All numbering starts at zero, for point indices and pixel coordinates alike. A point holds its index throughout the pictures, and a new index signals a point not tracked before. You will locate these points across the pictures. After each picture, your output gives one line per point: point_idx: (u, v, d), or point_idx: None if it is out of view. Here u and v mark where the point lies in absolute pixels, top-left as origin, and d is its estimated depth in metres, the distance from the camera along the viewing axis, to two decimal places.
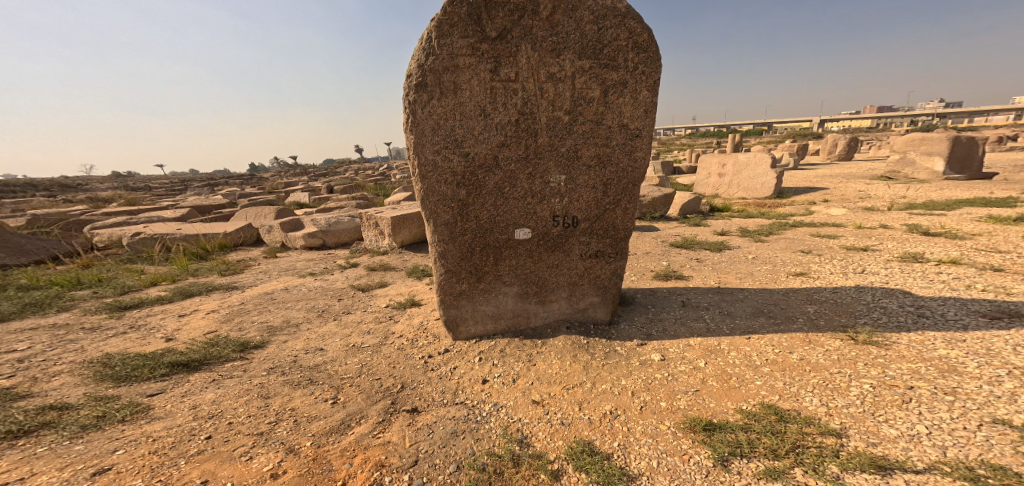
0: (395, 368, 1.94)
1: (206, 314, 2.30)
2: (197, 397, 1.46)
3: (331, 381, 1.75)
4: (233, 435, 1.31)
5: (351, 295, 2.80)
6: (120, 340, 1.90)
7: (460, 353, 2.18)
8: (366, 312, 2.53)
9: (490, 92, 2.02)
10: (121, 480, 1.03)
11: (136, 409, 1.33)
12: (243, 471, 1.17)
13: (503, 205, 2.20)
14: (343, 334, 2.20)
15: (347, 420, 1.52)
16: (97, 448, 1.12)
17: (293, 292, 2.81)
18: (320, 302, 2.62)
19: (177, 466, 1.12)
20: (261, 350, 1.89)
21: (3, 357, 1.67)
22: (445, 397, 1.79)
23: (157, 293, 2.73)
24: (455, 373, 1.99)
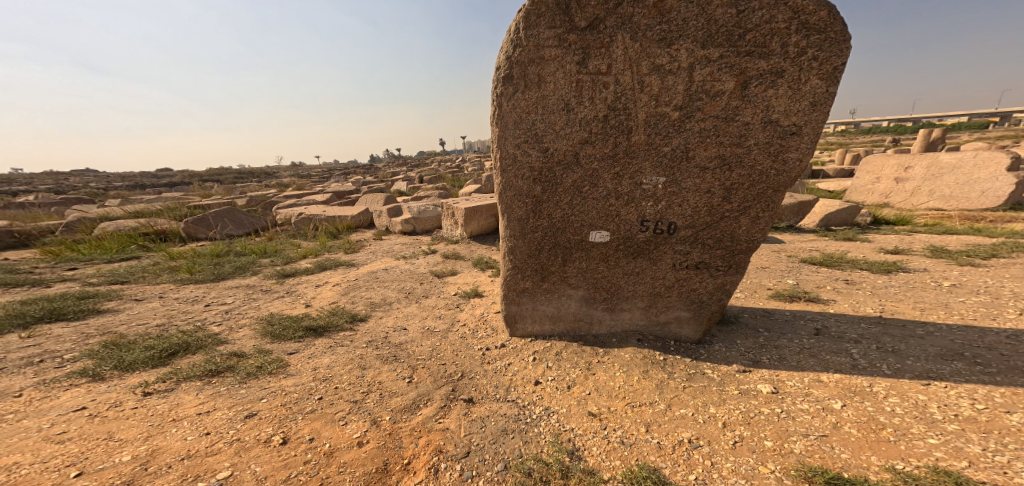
0: (461, 358, 2.12)
1: (334, 286, 2.97)
2: (317, 360, 1.96)
3: (408, 361, 2.02)
4: (336, 399, 1.70)
5: (430, 280, 3.19)
6: (280, 302, 2.64)
7: (520, 351, 2.23)
8: (440, 297, 2.87)
9: (576, 86, 1.84)
10: (261, 424, 1.51)
11: (279, 364, 1.90)
12: (338, 434, 1.52)
13: (581, 206, 2.05)
14: (421, 316, 2.55)
15: (419, 401, 1.75)
16: (252, 393, 1.68)
17: (392, 273, 3.36)
18: (408, 283, 3.09)
19: (296, 421, 1.55)
20: (365, 322, 2.40)
21: (220, 307, 2.56)
22: (501, 394, 1.87)
23: (306, 264, 3.62)
24: (514, 370, 2.06)
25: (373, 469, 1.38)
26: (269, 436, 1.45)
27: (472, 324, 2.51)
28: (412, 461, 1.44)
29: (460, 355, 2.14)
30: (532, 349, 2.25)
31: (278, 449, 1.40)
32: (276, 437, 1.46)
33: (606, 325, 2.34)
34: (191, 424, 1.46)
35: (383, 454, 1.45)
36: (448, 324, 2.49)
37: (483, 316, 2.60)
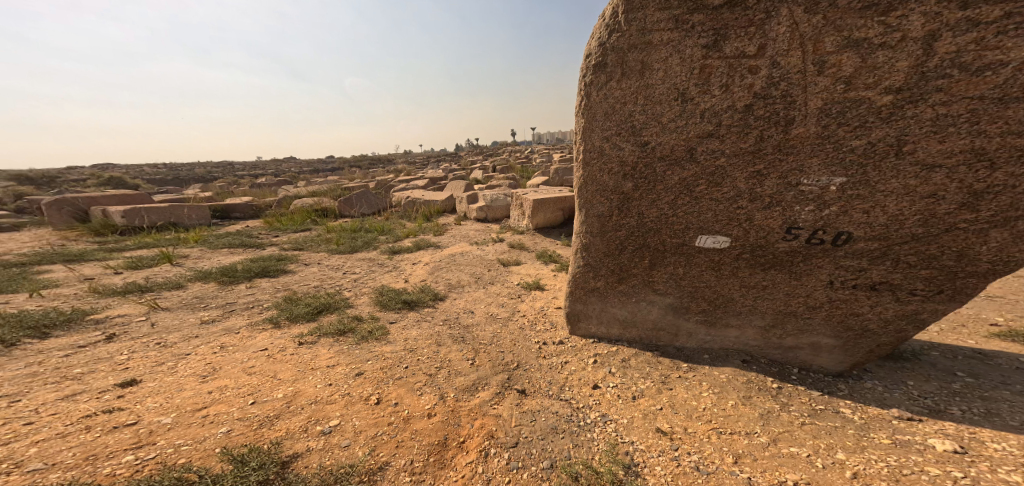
0: (518, 349, 2.44)
1: (425, 266, 4.03)
2: (407, 332, 2.51)
3: (472, 344, 2.43)
4: (417, 372, 2.05)
5: (494, 272, 4.01)
6: (390, 277, 3.66)
7: (578, 353, 2.35)
8: (501, 287, 3.58)
9: (700, 72, 1.75)
10: (364, 384, 1.94)
11: (382, 331, 2.47)
12: (415, 403, 1.81)
13: (691, 207, 1.96)
14: (486, 305, 3.11)
15: (478, 383, 2.02)
16: (362, 356, 2.20)
17: (466, 258, 4.44)
18: (477, 271, 3.96)
19: (387, 387, 1.93)
20: (443, 302, 3.08)
21: (354, 278, 3.63)
22: (552, 392, 2.00)
23: (411, 243, 5.05)
24: (574, 374, 2.14)
25: (436, 441, 1.60)
26: (369, 395, 1.85)
27: (529, 316, 2.92)
28: (466, 440, 1.61)
29: (518, 345, 2.47)
30: (592, 351, 2.35)
31: (372, 407, 1.78)
32: (372, 398, 1.83)
33: (691, 339, 2.27)
34: (319, 376, 1.98)
35: (443, 428, 1.66)
36: (506, 312, 3.02)
37: (536, 310, 3.05)
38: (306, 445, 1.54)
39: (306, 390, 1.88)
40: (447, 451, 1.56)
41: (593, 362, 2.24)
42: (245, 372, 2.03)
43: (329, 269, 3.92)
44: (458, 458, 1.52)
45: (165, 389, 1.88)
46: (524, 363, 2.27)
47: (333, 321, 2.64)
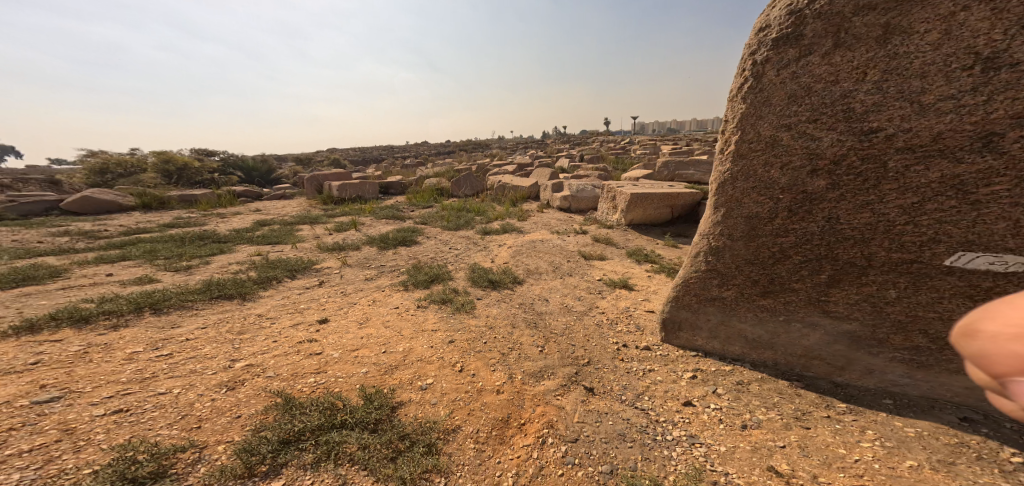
0: (596, 346, 2.52)
1: (505, 248, 4.72)
2: (488, 309, 2.86)
3: (544, 332, 2.56)
4: (491, 350, 2.23)
5: (574, 263, 4.37)
6: (479, 256, 4.41)
7: (673, 363, 2.32)
8: (579, 280, 3.87)
9: (1003, 40, 1.43)
10: (446, 354, 2.19)
11: (467, 305, 2.86)
12: (486, 378, 1.95)
13: (950, 213, 1.63)
14: (564, 294, 3.36)
15: (545, 370, 2.08)
16: (451, 327, 2.54)
17: (545, 245, 4.97)
18: (556, 260, 4.40)
19: (465, 359, 2.13)
20: (521, 284, 3.50)
21: (454, 258, 4.36)
22: (628, 398, 1.98)
23: (495, 225, 5.98)
24: (664, 386, 2.10)
25: (499, 417, 1.67)
26: (454, 362, 2.09)
27: (610, 315, 3.03)
28: (527, 423, 1.65)
29: (596, 342, 2.59)
30: (696, 366, 2.28)
31: (456, 374, 1.99)
32: (458, 365, 2.07)
33: (874, 377, 1.94)
34: (426, 339, 2.40)
35: (508, 407, 1.73)
36: (585, 306, 3.18)
37: (622, 309, 3.13)
38: (408, 395, 1.85)
39: (416, 348, 2.30)
40: (508, 429, 1.61)
41: (684, 374, 2.20)
42: (383, 326, 2.68)
43: (440, 243, 5.07)
44: (517, 439, 1.56)
45: (340, 330, 2.70)
46: (596, 361, 2.33)
47: (437, 290, 3.24)
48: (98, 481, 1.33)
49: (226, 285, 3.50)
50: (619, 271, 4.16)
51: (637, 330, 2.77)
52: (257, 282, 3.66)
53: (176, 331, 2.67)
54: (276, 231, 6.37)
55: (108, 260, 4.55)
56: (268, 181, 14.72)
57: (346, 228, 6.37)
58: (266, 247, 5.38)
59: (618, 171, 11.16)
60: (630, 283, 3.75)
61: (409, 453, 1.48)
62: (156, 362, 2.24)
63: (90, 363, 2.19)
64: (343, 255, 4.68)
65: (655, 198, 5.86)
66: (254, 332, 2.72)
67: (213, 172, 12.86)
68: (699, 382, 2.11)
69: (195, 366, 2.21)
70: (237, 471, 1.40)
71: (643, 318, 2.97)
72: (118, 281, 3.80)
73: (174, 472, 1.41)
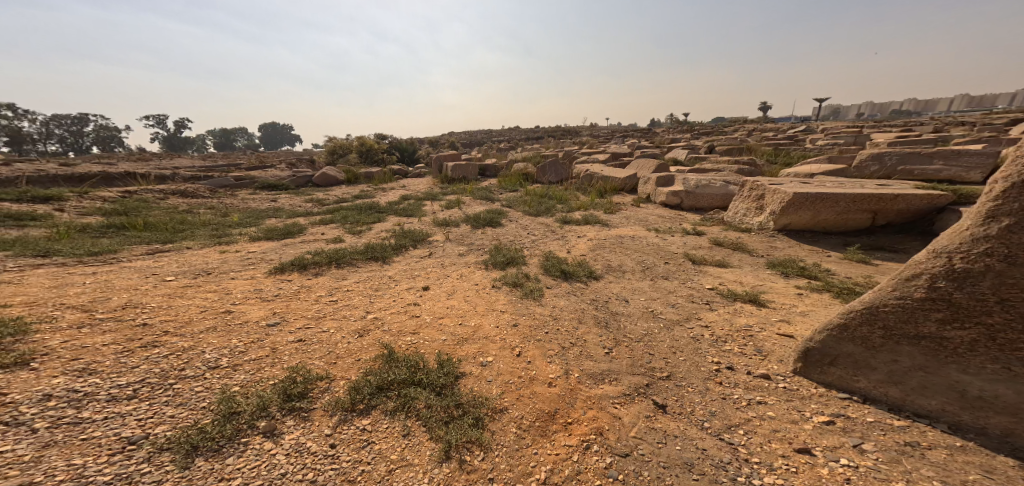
0: (687, 361, 2.31)
1: (584, 242, 4.85)
2: (556, 299, 2.96)
3: (615, 334, 2.49)
4: (553, 342, 2.26)
5: (672, 267, 4.07)
6: (559, 248, 4.63)
7: (801, 402, 1.94)
8: (675, 285, 3.57)
9: None
10: (509, 337, 2.31)
11: (536, 292, 3.02)
12: (542, 369, 1.98)
13: None
14: (652, 300, 3.20)
15: (606, 373, 2.00)
16: (519, 310, 2.69)
17: (635, 243, 4.86)
18: (649, 261, 4.20)
19: (525, 344, 2.21)
20: (597, 281, 3.54)
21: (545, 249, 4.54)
22: (711, 426, 1.69)
23: (578, 217, 6.28)
24: (776, 424, 1.74)
25: (545, 409, 1.67)
26: (514, 346, 2.19)
27: (717, 332, 2.72)
28: (573, 423, 1.60)
29: (691, 357, 2.37)
30: (839, 411, 1.86)
31: (513, 358, 2.08)
32: (516, 350, 2.15)
33: None
34: (495, 318, 2.58)
35: (557, 403, 1.72)
36: (679, 316, 2.96)
37: (737, 327, 2.78)
38: (471, 368, 1.98)
39: (484, 325, 2.48)
40: (551, 425, 1.59)
41: (810, 417, 1.81)
42: (464, 299, 2.98)
43: (521, 228, 5.64)
44: (558, 437, 1.53)
45: (433, 296, 3.08)
46: (680, 376, 2.11)
47: (511, 273, 3.54)
48: (274, 391, 1.81)
49: (380, 249, 4.39)
50: (749, 284, 3.59)
51: (758, 356, 2.41)
52: (394, 248, 4.49)
53: (345, 282, 3.52)
54: (410, 204, 7.60)
55: (320, 222, 6.22)
56: (411, 160, 17.09)
57: (454, 204, 7.39)
58: (401, 218, 6.52)
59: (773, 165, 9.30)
60: (762, 299, 3.19)
61: (460, 421, 1.58)
62: (332, 305, 3.02)
63: (304, 300, 3.11)
64: (447, 230, 5.49)
65: (841, 200, 4.73)
66: (385, 290, 3.32)
67: (386, 152, 15.87)
68: (837, 432, 1.70)
69: (345, 311, 2.89)
70: (343, 405, 1.71)
71: (773, 344, 2.52)
72: (322, 239, 5.19)
73: (313, 395, 1.84)
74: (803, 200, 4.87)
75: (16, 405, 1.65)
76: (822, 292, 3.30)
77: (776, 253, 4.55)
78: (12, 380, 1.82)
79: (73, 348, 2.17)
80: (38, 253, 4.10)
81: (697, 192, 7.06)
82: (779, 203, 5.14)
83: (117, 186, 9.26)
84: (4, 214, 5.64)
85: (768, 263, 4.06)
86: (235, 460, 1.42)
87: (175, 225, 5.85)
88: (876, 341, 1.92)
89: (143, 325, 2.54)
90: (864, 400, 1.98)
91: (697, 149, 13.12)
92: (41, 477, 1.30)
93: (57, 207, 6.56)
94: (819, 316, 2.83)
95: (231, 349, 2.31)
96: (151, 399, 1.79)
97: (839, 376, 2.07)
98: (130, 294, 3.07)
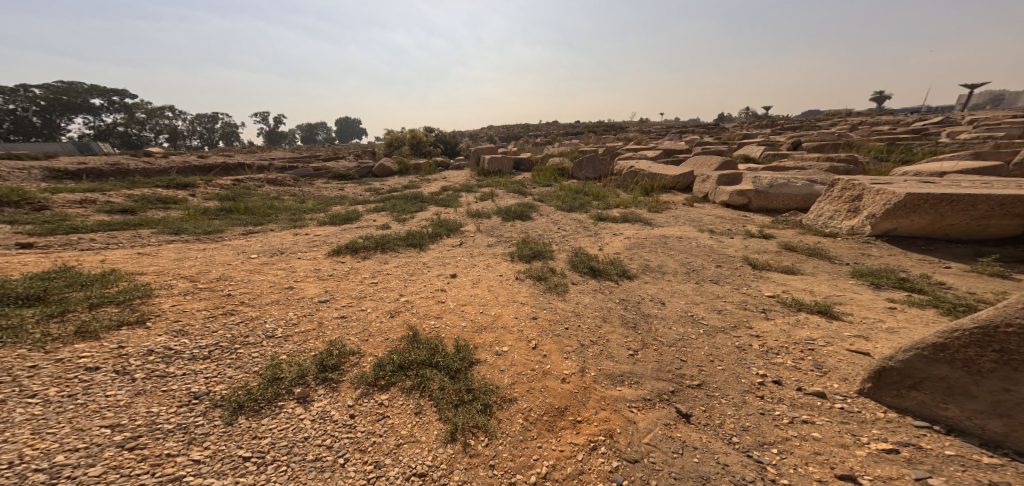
0: (726, 371, 2.16)
1: (620, 239, 4.75)
2: (583, 297, 3.03)
3: (644, 337, 2.50)
4: (575, 339, 2.41)
5: (723, 270, 3.75)
6: (595, 244, 4.55)
7: (859, 426, 1.70)
8: (722, 289, 3.30)
9: None
10: (534, 330, 2.50)
11: (560, 287, 3.15)
12: (559, 364, 2.14)
13: None
14: (695, 305, 2.99)
15: (628, 376, 2.09)
16: (544, 304, 2.87)
17: (682, 244, 4.56)
18: (697, 263, 3.91)
19: (546, 339, 2.39)
20: (630, 280, 3.48)
21: (586, 246, 4.46)
22: (741, 442, 1.65)
23: (618, 214, 6.10)
24: (819, 447, 1.59)
25: (557, 405, 1.83)
26: (532, 340, 2.38)
27: (769, 342, 2.45)
28: (583, 422, 1.74)
29: (731, 367, 2.20)
30: (908, 440, 1.59)
31: (528, 350, 2.28)
32: (532, 342, 2.36)
33: None
34: (514, 310, 2.79)
35: (569, 401, 1.86)
36: (725, 323, 2.71)
37: (795, 339, 2.46)
38: (486, 356, 2.22)
39: (504, 315, 2.71)
40: (560, 421, 1.74)
41: (866, 442, 1.60)
42: (488, 289, 3.18)
43: (551, 223, 5.59)
44: (566, 434, 1.67)
45: (458, 285, 3.28)
46: (714, 386, 2.03)
47: (538, 266, 3.66)
48: (312, 362, 2.08)
49: (418, 237, 4.64)
50: (822, 294, 3.15)
51: (815, 373, 2.12)
52: (430, 236, 4.72)
53: (387, 266, 3.77)
54: (448, 194, 7.92)
55: (374, 210, 6.69)
56: (454, 152, 17.64)
57: (485, 197, 7.53)
58: (438, 208, 6.77)
59: (874, 163, 7.97)
60: (836, 311, 2.78)
61: (469, 406, 1.78)
62: (374, 286, 3.26)
63: (352, 281, 3.38)
64: (478, 221, 5.68)
65: (978, 200, 3.80)
66: (417, 275, 3.53)
67: (431, 145, 16.57)
68: (898, 463, 1.48)
69: (383, 293, 3.11)
70: (366, 380, 1.96)
71: (839, 361, 2.19)
72: (373, 226, 5.59)
73: (343, 368, 2.09)
74: (918, 201, 4.07)
75: (126, 357, 2.03)
76: (923, 306, 2.76)
77: (867, 261, 3.93)
78: (130, 336, 2.25)
79: (176, 312, 2.60)
80: (171, 231, 4.97)
81: (772, 191, 6.32)
82: (884, 204, 4.38)
83: (224, 175, 10.81)
84: (153, 197, 6.92)
85: (854, 272, 3.53)
86: (269, 421, 1.67)
87: (267, 210, 6.68)
88: (986, 366, 1.53)
89: (227, 295, 2.96)
90: (948, 432, 1.63)
91: (772, 144, 11.76)
92: (127, 419, 1.60)
93: (190, 193, 7.86)
94: (911, 333, 2.37)
95: (287, 320, 2.61)
96: (219, 361, 2.09)
97: (919, 401, 1.72)
98: (224, 269, 3.59)
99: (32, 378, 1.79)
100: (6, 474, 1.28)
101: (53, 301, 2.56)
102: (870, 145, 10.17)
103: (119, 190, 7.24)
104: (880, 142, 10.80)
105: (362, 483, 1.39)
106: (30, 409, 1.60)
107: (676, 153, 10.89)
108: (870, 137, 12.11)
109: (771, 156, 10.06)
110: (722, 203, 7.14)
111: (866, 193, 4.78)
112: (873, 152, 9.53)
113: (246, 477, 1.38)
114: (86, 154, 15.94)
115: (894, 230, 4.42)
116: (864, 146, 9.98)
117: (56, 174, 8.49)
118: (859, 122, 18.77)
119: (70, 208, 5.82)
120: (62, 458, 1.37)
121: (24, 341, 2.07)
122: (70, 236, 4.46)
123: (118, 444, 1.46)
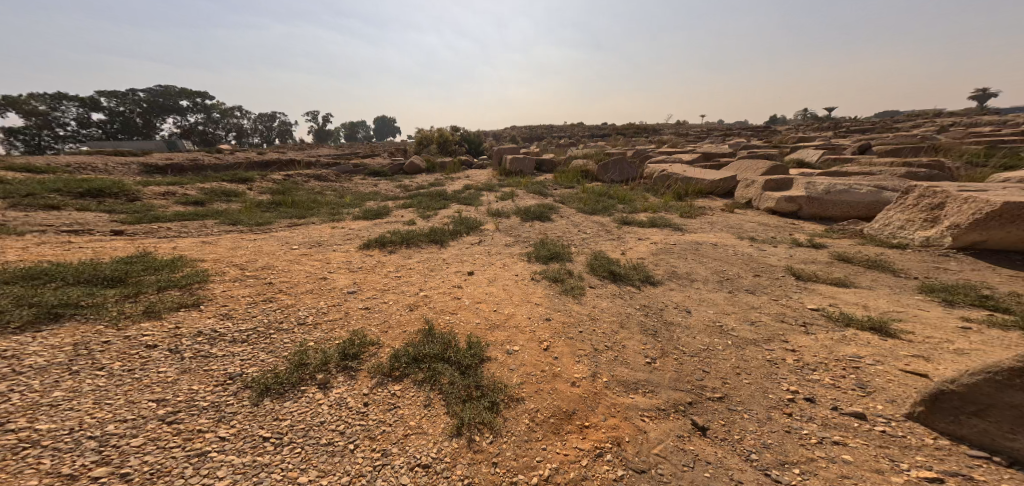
0: (753, 385, 2.02)
1: (648, 244, 4.60)
2: (600, 301, 2.97)
3: (664, 345, 2.39)
4: (590, 342, 2.36)
5: (759, 279, 3.52)
6: (621, 248, 4.43)
7: (901, 451, 1.52)
8: (756, 299, 3.09)
9: None
10: (548, 331, 2.48)
11: (579, 290, 3.09)
12: (570, 367, 2.11)
13: None
14: (722, 314, 2.83)
15: (642, 384, 2.02)
16: (561, 306, 2.84)
17: (715, 250, 4.33)
18: (730, 271, 3.69)
19: (559, 340, 2.37)
20: (654, 285, 3.36)
21: (614, 250, 4.35)
22: (759, 459, 1.53)
23: (648, 218, 5.90)
24: (851, 471, 1.44)
25: (564, 408, 1.81)
26: (544, 341, 2.37)
27: (806, 358, 2.25)
28: (590, 428, 1.70)
29: (759, 381, 2.05)
30: (958, 470, 1.41)
31: (539, 351, 2.26)
32: (544, 344, 2.33)
33: None
34: (528, 310, 2.78)
35: (578, 405, 1.83)
36: (758, 336, 2.53)
37: (838, 356, 2.25)
38: (496, 354, 2.23)
39: (517, 315, 2.70)
40: (566, 425, 1.71)
41: (906, 469, 1.43)
42: (503, 287, 3.20)
43: (571, 225, 5.51)
44: (571, 438, 1.64)
45: (474, 283, 3.32)
46: (738, 400, 1.91)
47: (557, 267, 3.63)
48: (335, 350, 2.19)
49: (441, 233, 4.75)
50: (877, 309, 2.85)
51: (856, 392, 1.92)
52: (452, 234, 4.82)
53: (411, 261, 3.90)
54: (471, 193, 8.04)
55: (404, 206, 6.95)
56: (478, 151, 17.87)
57: (510, 197, 7.56)
58: (462, 206, 6.90)
59: (958, 168, 7.04)
60: (893, 329, 2.50)
61: (476, 403, 1.80)
62: (397, 280, 3.39)
63: (378, 274, 3.53)
64: (500, 220, 5.73)
65: None
66: (437, 271, 3.61)
67: (459, 144, 16.92)
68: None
69: (404, 287, 3.21)
70: (382, 370, 2.04)
71: (888, 381, 1.97)
72: (401, 222, 5.78)
73: (363, 357, 2.18)
74: (1017, 211, 3.55)
75: (180, 337, 2.25)
76: (1005, 328, 2.41)
77: (939, 276, 3.50)
78: (186, 317, 2.49)
79: (225, 297, 2.85)
80: (229, 222, 5.44)
81: (827, 198, 5.84)
82: (973, 213, 3.88)
83: (280, 171, 11.65)
84: (219, 190, 7.61)
85: (922, 288, 3.16)
86: (291, 404, 1.78)
87: (311, 204, 7.13)
88: None
89: (268, 283, 3.19)
90: (1011, 465, 1.42)
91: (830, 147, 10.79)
92: (171, 395, 1.77)
93: (249, 187, 8.57)
94: (984, 356, 2.08)
95: (317, 309, 2.77)
96: (254, 345, 2.26)
97: (981, 430, 1.50)
98: (269, 259, 3.87)
99: (103, 352, 2.03)
100: (66, 439, 1.45)
101: (129, 283, 2.88)
102: (954, 149, 9.02)
103: (195, 183, 8.07)
104: (970, 145, 9.50)
105: (368, 469, 1.44)
106: (96, 380, 1.81)
107: (715, 157, 10.35)
108: (957, 140, 10.70)
109: (828, 161, 9.23)
110: (767, 210, 6.66)
111: (948, 200, 4.27)
112: (957, 157, 8.43)
113: (264, 456, 1.48)
114: (174, 147, 18.05)
115: (982, 243, 3.90)
116: (948, 150, 8.87)
117: (148, 168, 9.52)
118: (949, 123, 16.59)
119: (156, 199, 6.57)
120: (112, 428, 1.53)
121: (103, 318, 2.35)
122: (152, 225, 5.01)
123: (160, 418, 1.62)
